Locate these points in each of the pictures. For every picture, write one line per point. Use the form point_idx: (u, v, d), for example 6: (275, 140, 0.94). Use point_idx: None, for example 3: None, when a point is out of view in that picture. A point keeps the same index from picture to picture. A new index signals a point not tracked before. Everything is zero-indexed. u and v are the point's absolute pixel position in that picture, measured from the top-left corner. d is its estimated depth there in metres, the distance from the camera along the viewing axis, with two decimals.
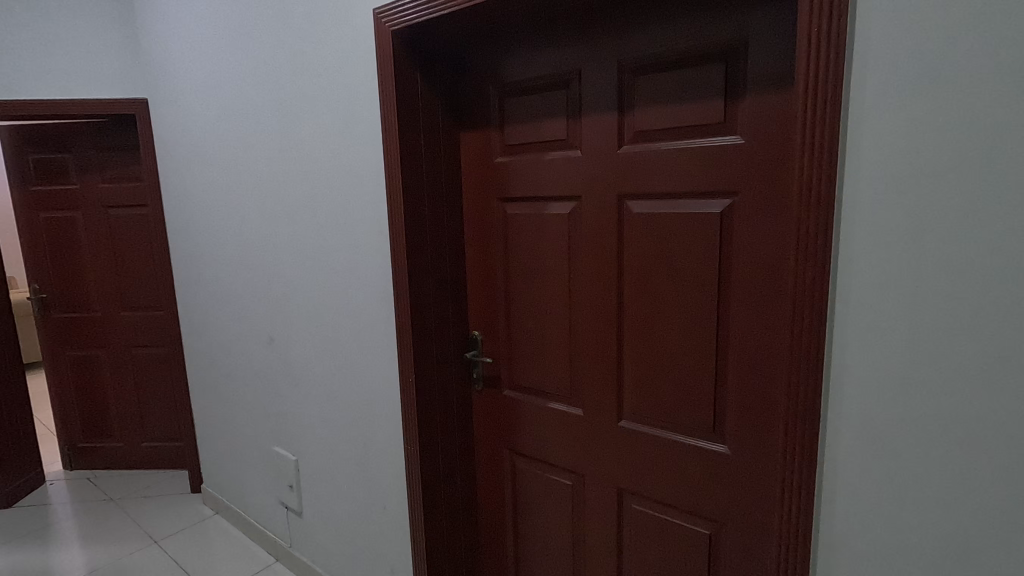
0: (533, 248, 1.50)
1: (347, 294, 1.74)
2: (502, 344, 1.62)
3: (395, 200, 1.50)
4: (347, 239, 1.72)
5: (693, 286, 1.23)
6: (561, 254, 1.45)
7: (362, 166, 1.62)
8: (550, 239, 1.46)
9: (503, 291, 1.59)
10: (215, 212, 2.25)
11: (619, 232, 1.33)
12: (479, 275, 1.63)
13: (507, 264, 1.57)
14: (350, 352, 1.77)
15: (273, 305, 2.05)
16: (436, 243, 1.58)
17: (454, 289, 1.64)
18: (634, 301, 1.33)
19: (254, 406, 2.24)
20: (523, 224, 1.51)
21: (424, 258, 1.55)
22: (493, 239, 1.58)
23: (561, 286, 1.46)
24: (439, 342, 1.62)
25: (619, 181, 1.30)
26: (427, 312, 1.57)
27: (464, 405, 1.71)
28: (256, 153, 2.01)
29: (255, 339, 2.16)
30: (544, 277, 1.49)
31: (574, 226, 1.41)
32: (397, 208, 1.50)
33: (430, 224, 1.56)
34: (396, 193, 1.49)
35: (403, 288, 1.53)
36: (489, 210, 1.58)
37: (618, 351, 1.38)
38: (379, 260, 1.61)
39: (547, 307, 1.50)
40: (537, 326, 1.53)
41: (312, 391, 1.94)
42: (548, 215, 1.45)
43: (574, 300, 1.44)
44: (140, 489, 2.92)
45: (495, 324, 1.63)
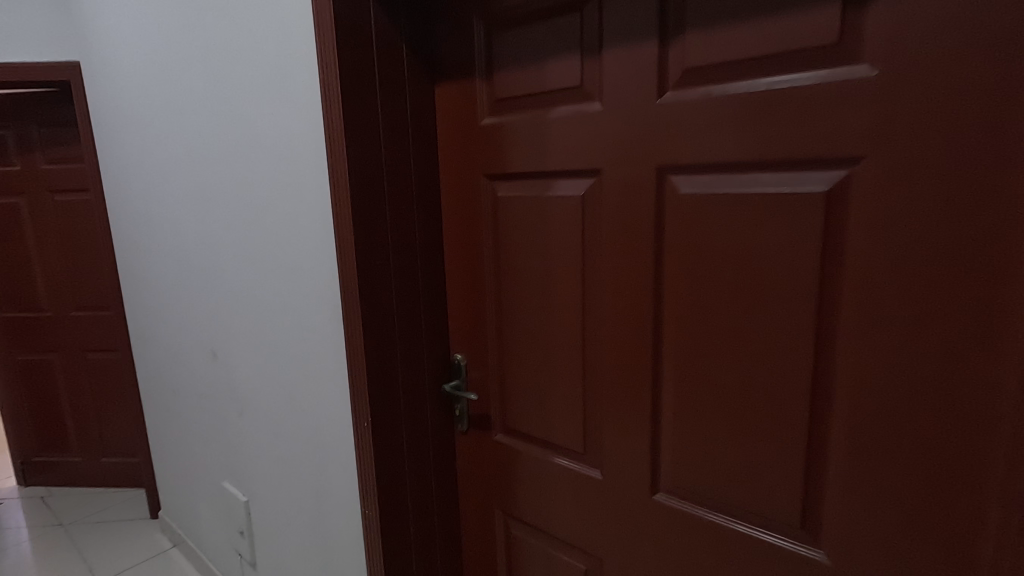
0: (532, 245, 1.08)
1: (294, 305, 1.34)
2: (493, 373, 1.21)
3: (340, 179, 1.08)
4: (291, 232, 1.31)
5: (774, 308, 0.79)
6: (572, 254, 1.02)
7: (304, 132, 1.20)
8: (556, 234, 1.03)
9: (493, 303, 1.18)
10: (151, 198, 1.85)
11: (658, 223, 0.89)
12: (463, 280, 1.21)
13: (499, 266, 1.15)
14: (299, 380, 1.37)
15: (215, 312, 1.65)
16: (401, 238, 1.15)
17: (429, 299, 1.21)
18: (679, 326, 0.90)
19: (201, 431, 1.85)
20: (518, 212, 1.09)
21: (382, 259, 1.13)
22: (480, 231, 1.16)
23: (573, 300, 1.03)
24: (407, 372, 1.20)
25: (659, 147, 0.87)
26: (388, 332, 1.15)
27: (444, 451, 1.30)
28: (188, 122, 1.60)
29: (198, 353, 1.77)
30: (549, 285, 1.07)
31: (591, 215, 0.98)
32: (342, 191, 1.08)
33: (391, 212, 1.13)
34: (341, 171, 1.07)
35: (353, 302, 1.11)
36: (473, 191, 1.15)
37: (654, 396, 0.95)
38: (327, 260, 1.20)
39: (552, 327, 1.08)
40: (540, 352, 1.11)
41: (261, 423, 1.55)
42: (554, 199, 1.02)
43: (592, 320, 1.02)
44: (94, 512, 2.58)
45: (484, 346, 1.21)
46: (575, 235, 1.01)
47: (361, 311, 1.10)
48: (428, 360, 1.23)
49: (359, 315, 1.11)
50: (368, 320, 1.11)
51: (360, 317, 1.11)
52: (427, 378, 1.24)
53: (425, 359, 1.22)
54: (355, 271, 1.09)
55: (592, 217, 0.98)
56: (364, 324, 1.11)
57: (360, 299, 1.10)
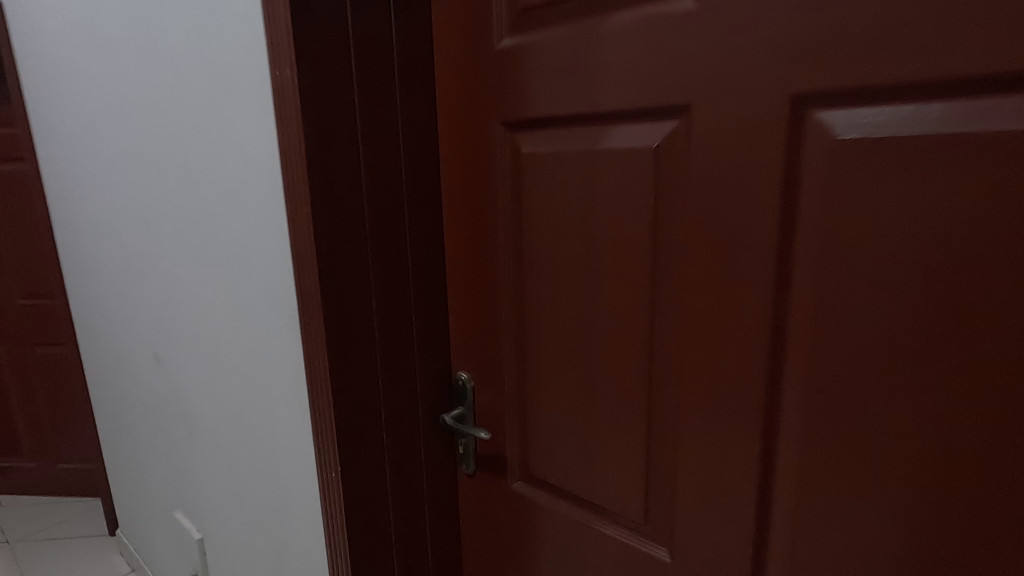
0: (571, 228, 0.74)
1: (243, 304, 1.01)
2: (511, 401, 0.89)
3: (289, 130, 0.74)
4: (233, 206, 0.96)
5: (1010, 336, 0.47)
6: (634, 242, 0.68)
7: (242, 65, 0.85)
8: (610, 211, 0.70)
9: (511, 307, 0.85)
10: (79, 162, 1.50)
11: (788, 193, 0.56)
12: (468, 273, 0.88)
13: (521, 255, 0.82)
14: (254, 399, 1.05)
15: (155, 308, 1.32)
16: (381, 215, 0.81)
17: (422, 301, 0.88)
18: (814, 356, 0.57)
19: (149, 449, 1.54)
20: (551, 179, 0.75)
21: (354, 246, 0.79)
22: (493, 204, 0.82)
23: (634, 310, 0.70)
24: (390, 401, 0.87)
25: (797, 65, 0.53)
26: (363, 349, 0.82)
27: (443, 498, 0.98)
28: (106, 62, 1.23)
29: (141, 356, 1.44)
30: (596, 286, 0.74)
31: (668, 180, 0.64)
32: (293, 148, 0.74)
33: (367, 177, 0.79)
34: (291, 117, 0.73)
35: (311, 308, 0.78)
36: (484, 148, 0.81)
37: (764, 457, 0.63)
38: (282, 246, 0.87)
39: (599, 347, 0.75)
40: (579, 379, 0.79)
41: (213, 448, 1.23)
42: (608, 159, 0.68)
43: (663, 340, 0.69)
44: (45, 528, 2.27)
45: (499, 365, 0.88)
46: (640, 213, 0.67)
47: (323, 321, 0.78)
48: (421, 384, 0.90)
49: (320, 326, 0.78)
50: (333, 333, 0.79)
51: (321, 329, 0.78)
52: (418, 408, 0.91)
53: (415, 383, 0.90)
54: (313, 263, 0.76)
55: (670, 183, 0.64)
56: (327, 339, 0.78)
57: (320, 303, 0.77)
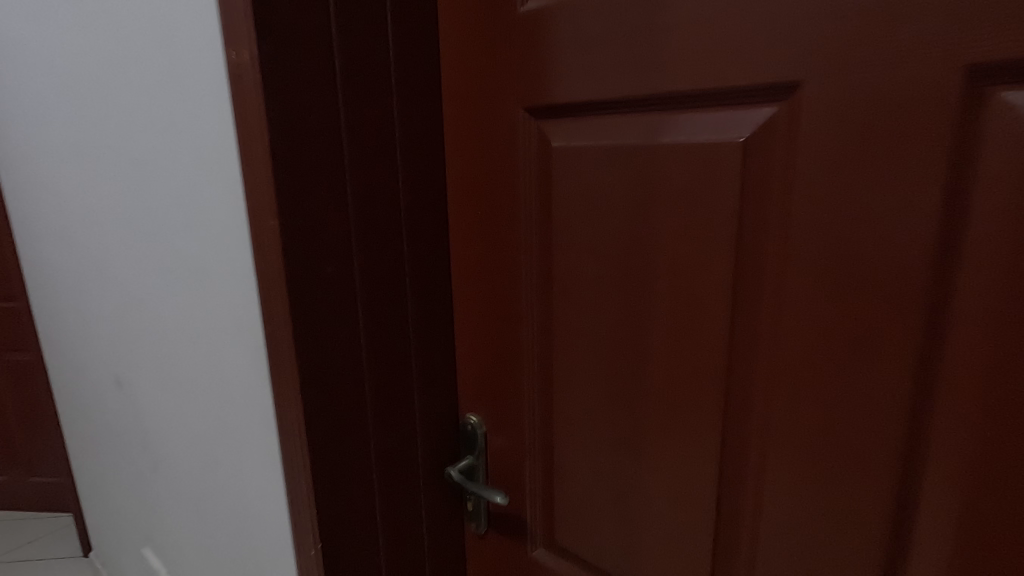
0: (618, 246, 0.57)
1: (204, 331, 0.82)
2: (532, 453, 0.72)
3: (247, 117, 0.54)
4: (183, 214, 0.76)
5: None
6: (709, 267, 0.51)
7: (176, 32, 0.64)
8: (675, 225, 0.53)
9: (534, 342, 0.67)
10: (12, 156, 1.29)
11: (949, 213, 0.40)
12: (480, 297, 0.70)
13: (548, 278, 0.64)
14: (222, 444, 0.87)
15: (105, 326, 1.13)
16: (370, 228, 0.63)
17: (421, 331, 0.71)
18: (979, 436, 0.42)
19: (114, 478, 1.37)
20: (591, 182, 0.57)
21: (335, 268, 0.61)
22: (512, 214, 0.64)
23: (706, 356, 0.54)
24: (382, 457, 0.70)
25: (984, 23, 0.36)
26: (347, 397, 0.65)
27: (449, 562, 0.82)
28: (22, 34, 1.01)
29: (99, 378, 1.26)
30: (651, 322, 0.56)
31: (763, 186, 0.48)
32: (252, 142, 0.54)
33: (352, 180, 0.61)
34: (249, 100, 0.53)
35: (282, 352, 0.60)
36: (502, 140, 0.63)
37: (890, 558, 0.48)
38: (237, 269, 0.68)
39: (654, 399, 0.58)
40: (625, 437, 0.62)
41: (181, 490, 1.05)
42: (676, 157, 0.51)
43: (745, 394, 0.53)
44: (14, 549, 2.11)
45: (518, 410, 0.71)
46: (719, 230, 0.50)
47: (295, 367, 0.60)
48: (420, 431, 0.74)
49: (293, 375, 0.60)
50: (309, 382, 0.61)
51: (294, 379, 0.60)
52: (417, 460, 0.74)
53: (412, 430, 0.73)
54: (282, 295, 0.58)
55: (765, 191, 0.48)
56: (301, 390, 0.60)
57: (293, 346, 0.59)
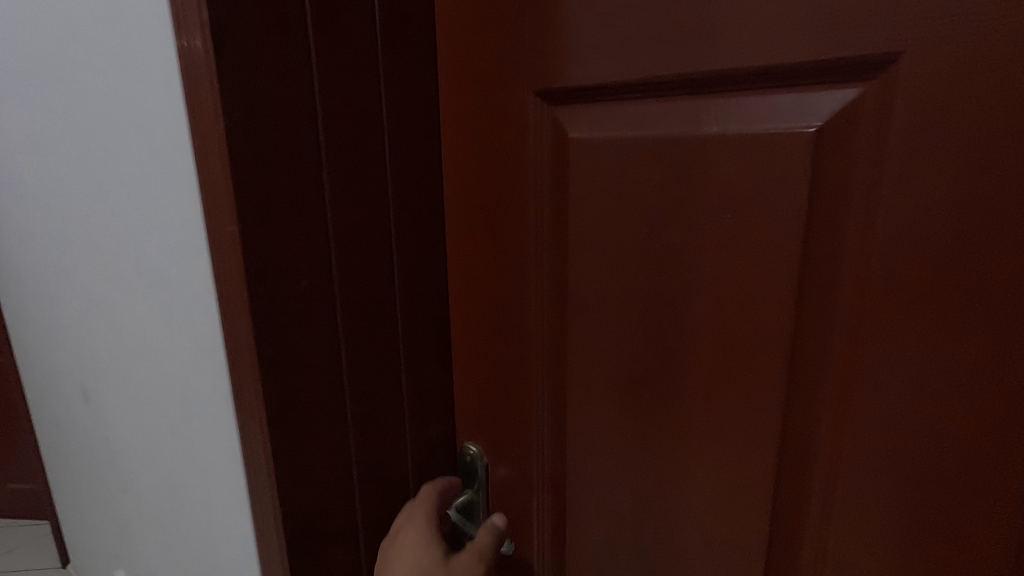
0: (648, 262, 0.48)
1: (163, 353, 0.71)
2: (540, 495, 0.62)
3: (197, 99, 0.43)
4: (135, 218, 0.65)
5: None
6: (765, 289, 0.42)
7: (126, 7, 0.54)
8: (723, 236, 0.43)
9: (543, 369, 0.58)
10: None
11: None
12: (481, 314, 0.61)
13: (562, 296, 0.54)
14: (189, 480, 0.76)
15: (68, 336, 1.03)
16: (353, 235, 0.54)
17: (414, 350, 0.62)
18: None
19: (85, 495, 1.27)
20: (618, 182, 0.48)
21: (310, 285, 0.51)
22: (521, 220, 0.55)
23: (758, 395, 0.45)
24: (366, 498, 0.61)
25: None
26: (326, 435, 0.55)
27: None
28: None
29: (65, 390, 1.16)
30: (689, 353, 0.47)
31: (836, 188, 0.38)
32: (204, 131, 0.44)
33: (329, 177, 0.51)
34: (201, 79, 0.43)
35: (245, 386, 0.50)
36: (508, 131, 0.53)
37: None
38: (202, 283, 0.58)
39: (691, 442, 0.49)
40: (652, 487, 0.52)
41: (152, 518, 0.95)
42: (728, 152, 0.42)
43: (806, 438, 0.44)
44: None
45: (523, 446, 0.62)
46: (780, 242, 0.41)
47: (262, 406, 0.49)
48: (410, 466, 0.65)
49: (258, 413, 0.50)
50: (277, 422, 0.51)
51: (260, 419, 0.50)
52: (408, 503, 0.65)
53: (402, 465, 0.64)
54: (244, 318, 0.47)
55: (841, 195, 0.38)
56: (269, 432, 0.50)
57: (258, 379, 0.49)
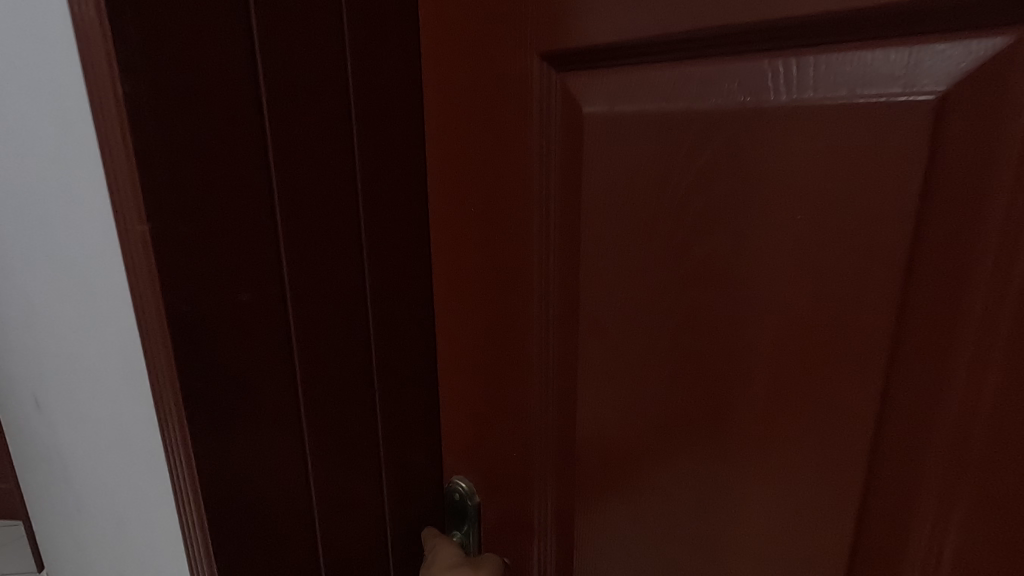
0: (686, 279, 0.37)
1: (82, 380, 0.57)
2: (542, 548, 0.52)
3: (88, 56, 0.33)
4: (29, 212, 0.51)
5: None
6: (849, 318, 0.32)
7: None
8: (792, 246, 0.33)
9: (545, 403, 0.47)
10: None
11: None
12: (474, 330, 0.50)
13: (571, 317, 0.44)
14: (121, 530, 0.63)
15: (10, 340, 0.91)
16: (308, 235, 0.43)
17: (390, 374, 0.51)
18: None
19: (46, 508, 1.16)
20: (648, 174, 0.37)
21: (253, 300, 0.40)
22: (522, 217, 0.44)
23: (832, 459, 0.34)
24: (334, 556, 0.50)
25: None
26: (280, 484, 0.45)
27: None
28: None
29: (17, 396, 1.05)
30: (740, 398, 0.37)
31: (960, 184, 0.28)
32: (100, 98, 0.33)
33: (279, 162, 0.40)
34: (88, 30, 0.32)
35: (169, 428, 0.39)
36: (506, 107, 0.42)
37: None
38: (106, 301, 0.46)
39: (735, 509, 0.39)
40: (682, 556, 0.43)
41: (102, 555, 0.82)
42: (803, 133, 0.31)
43: (895, 527, 0.33)
44: None
45: (521, 491, 0.51)
46: (875, 256, 0.30)
47: (192, 453, 0.39)
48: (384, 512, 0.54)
49: (189, 463, 0.39)
50: (212, 473, 0.40)
51: (191, 471, 0.40)
52: (383, 549, 0.55)
53: (378, 511, 0.53)
54: (164, 344, 0.37)
55: (967, 196, 0.28)
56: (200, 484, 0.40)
57: (185, 421, 0.38)
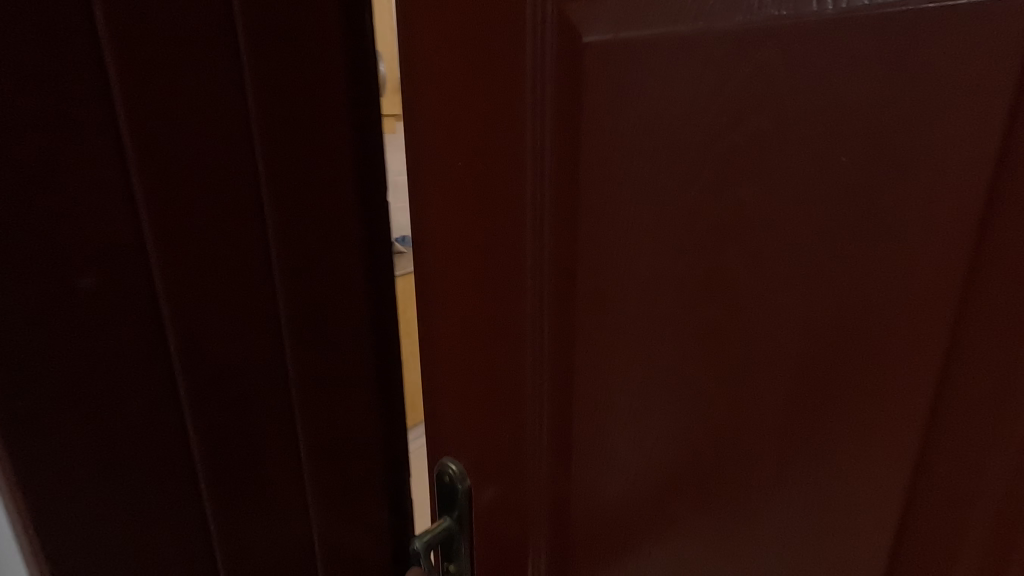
0: (702, 237, 0.32)
1: None
2: (537, 534, 0.47)
3: None
4: None
5: None
6: (904, 281, 0.27)
7: None
8: (830, 202, 0.28)
9: (538, 387, 0.43)
10: None
11: None
12: (460, 298, 0.45)
13: (567, 284, 0.39)
14: None
15: None
16: (209, 181, 0.48)
17: (217, 329, 0.50)
18: None
19: None
20: (659, 112, 0.31)
21: (63, 302, 0.42)
22: (512, 169, 0.38)
23: (868, 450, 0.30)
24: (165, 508, 0.50)
25: None
26: (72, 455, 0.44)
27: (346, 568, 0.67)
28: None
29: None
30: (764, 373, 0.32)
31: None
32: None
33: (139, 163, 0.44)
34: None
35: None
36: (493, 45, 0.36)
37: None
38: None
39: (765, 508, 0.35)
40: (696, 552, 0.38)
41: None
42: (858, 51, 0.26)
43: (939, 529, 0.29)
44: None
45: (516, 480, 0.47)
46: (941, 208, 0.25)
47: None
48: (280, 491, 0.59)
49: None
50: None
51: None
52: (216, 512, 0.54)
53: (201, 475, 0.52)
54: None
55: None
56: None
57: None
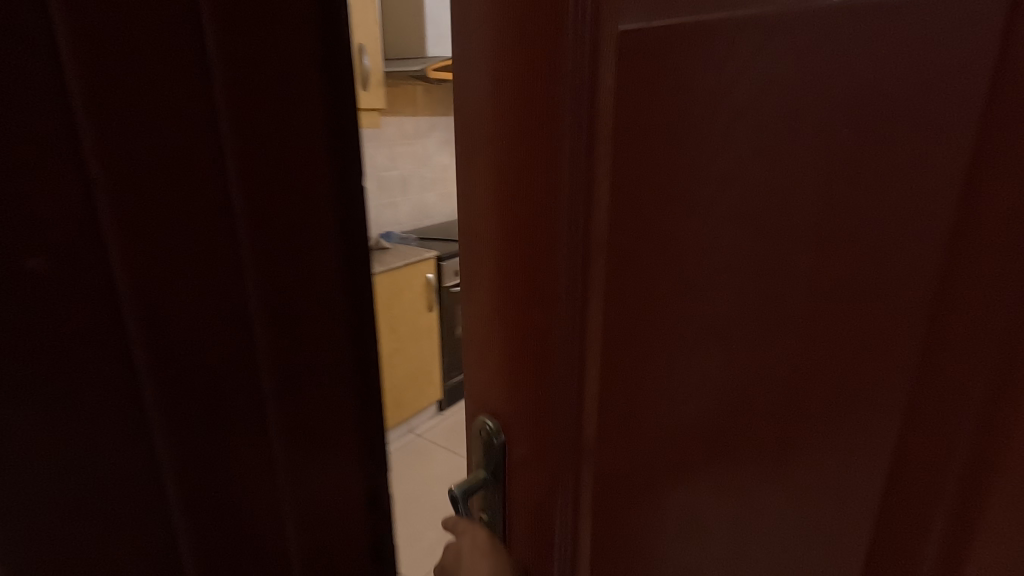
0: (727, 180, 0.37)
1: None
2: (568, 466, 0.51)
3: None
4: None
5: None
6: (903, 213, 0.31)
7: None
8: (839, 150, 0.32)
9: (575, 345, 0.48)
10: None
11: None
12: (498, 248, 0.50)
13: (605, 228, 0.44)
14: None
15: None
16: (165, 133, 0.57)
17: (145, 260, 0.58)
18: None
19: None
20: (688, 82, 0.37)
21: (61, 262, 0.51)
22: (555, 128, 0.44)
23: (874, 384, 0.34)
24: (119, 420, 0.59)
25: None
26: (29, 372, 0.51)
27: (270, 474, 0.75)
28: None
29: None
30: (782, 297, 0.37)
31: None
32: None
33: (84, 122, 0.52)
34: None
35: None
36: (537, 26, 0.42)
37: None
38: None
39: (803, 451, 0.38)
40: (722, 468, 0.42)
41: None
42: (859, 29, 0.31)
43: (940, 442, 0.32)
44: None
45: (546, 417, 0.51)
46: (935, 151, 0.29)
47: None
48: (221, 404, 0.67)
49: None
50: None
51: None
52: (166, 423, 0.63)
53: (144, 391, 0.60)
54: None
55: None
56: None
57: None
